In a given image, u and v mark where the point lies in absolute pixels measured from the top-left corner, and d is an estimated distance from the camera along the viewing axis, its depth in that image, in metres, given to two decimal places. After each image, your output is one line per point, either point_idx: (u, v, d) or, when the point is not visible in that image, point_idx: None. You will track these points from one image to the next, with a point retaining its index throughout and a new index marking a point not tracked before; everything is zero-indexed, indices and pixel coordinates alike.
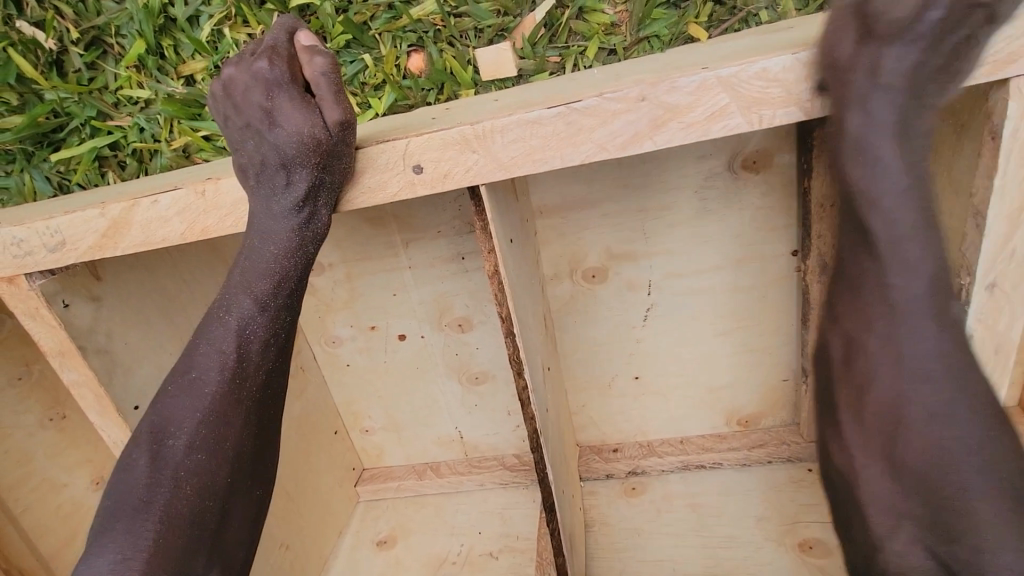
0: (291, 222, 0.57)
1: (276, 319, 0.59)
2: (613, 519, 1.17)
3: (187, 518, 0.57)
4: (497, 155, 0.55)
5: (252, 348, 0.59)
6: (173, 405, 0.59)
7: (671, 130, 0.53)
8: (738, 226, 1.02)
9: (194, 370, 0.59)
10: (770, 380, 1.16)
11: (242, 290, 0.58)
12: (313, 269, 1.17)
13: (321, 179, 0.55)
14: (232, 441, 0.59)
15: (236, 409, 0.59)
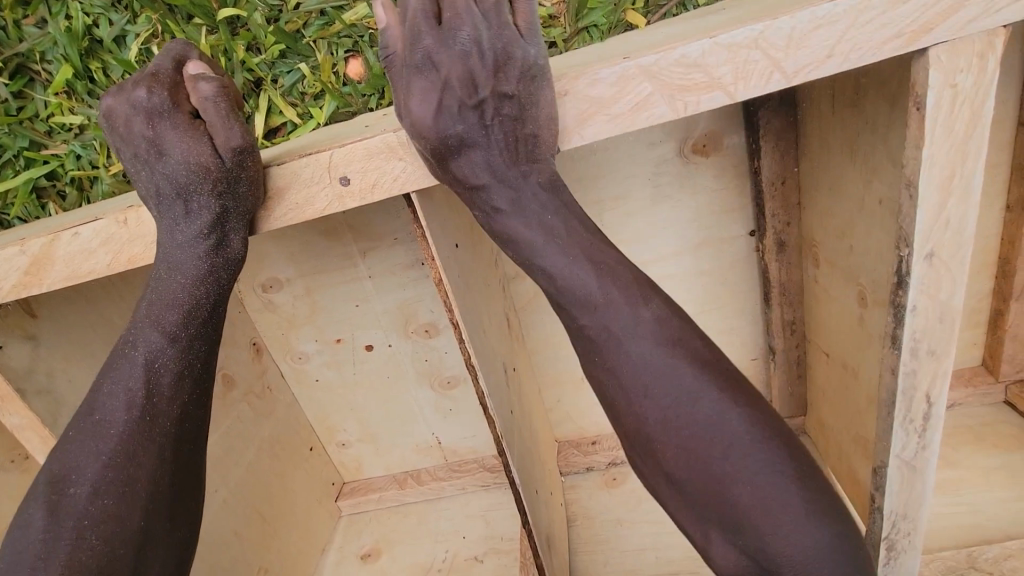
0: (195, 250, 0.56)
1: (190, 348, 0.58)
2: (595, 512, 1.17)
3: (93, 570, 0.51)
4: (424, 161, 0.54)
5: (162, 381, 0.57)
6: (76, 451, 0.55)
7: (598, 123, 0.52)
8: (693, 211, 1.02)
9: (99, 411, 0.56)
10: (740, 360, 1.17)
11: (149, 323, 0.57)
12: (271, 286, 1.14)
13: (221, 204, 0.55)
14: (145, 480, 0.55)
15: (146, 445, 0.56)
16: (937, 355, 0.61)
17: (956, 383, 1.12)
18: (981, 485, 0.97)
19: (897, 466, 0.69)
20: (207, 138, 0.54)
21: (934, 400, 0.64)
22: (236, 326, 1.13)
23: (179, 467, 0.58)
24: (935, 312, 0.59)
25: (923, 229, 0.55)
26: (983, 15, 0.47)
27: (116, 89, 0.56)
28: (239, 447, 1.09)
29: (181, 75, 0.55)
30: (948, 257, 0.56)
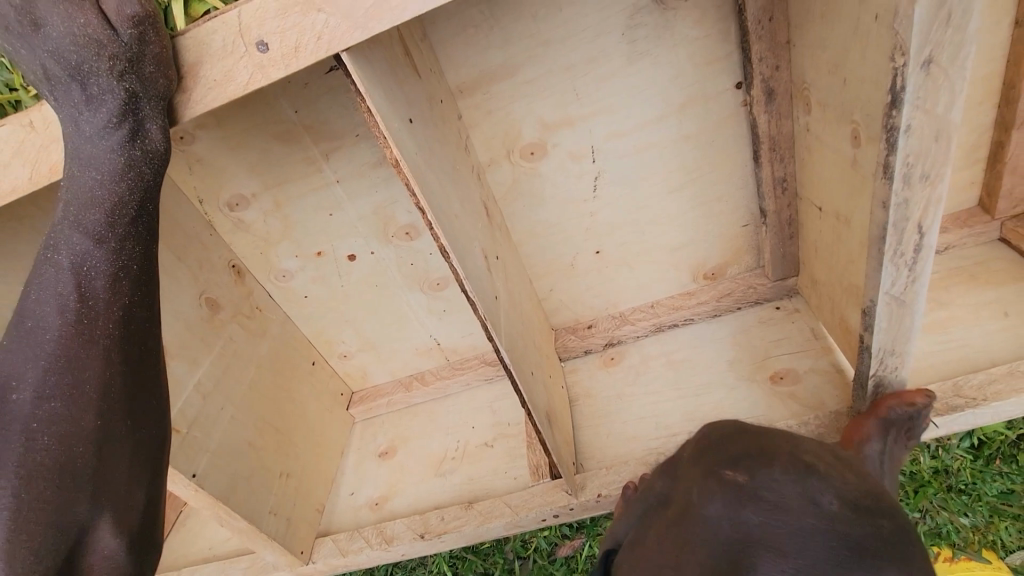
0: (108, 140, 0.57)
1: (121, 250, 0.58)
2: (596, 391, 1.22)
3: (50, 466, 0.53)
4: (348, 12, 0.51)
5: (96, 283, 0.57)
6: (9, 357, 0.55)
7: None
8: (674, 67, 0.94)
9: (33, 317, 0.57)
10: (732, 227, 1.14)
11: (71, 227, 0.57)
12: (238, 203, 1.09)
13: (126, 85, 0.55)
14: (93, 380, 0.56)
15: (91, 347, 0.56)
16: (931, 179, 0.57)
17: (952, 226, 1.10)
18: (972, 321, 0.99)
19: (886, 302, 0.68)
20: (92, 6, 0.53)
21: (926, 228, 0.61)
22: (209, 249, 1.10)
23: (132, 367, 0.59)
24: (930, 130, 0.54)
25: (922, 30, 0.49)
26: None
27: None
28: (238, 367, 1.09)
29: None
30: (947, 63, 0.50)
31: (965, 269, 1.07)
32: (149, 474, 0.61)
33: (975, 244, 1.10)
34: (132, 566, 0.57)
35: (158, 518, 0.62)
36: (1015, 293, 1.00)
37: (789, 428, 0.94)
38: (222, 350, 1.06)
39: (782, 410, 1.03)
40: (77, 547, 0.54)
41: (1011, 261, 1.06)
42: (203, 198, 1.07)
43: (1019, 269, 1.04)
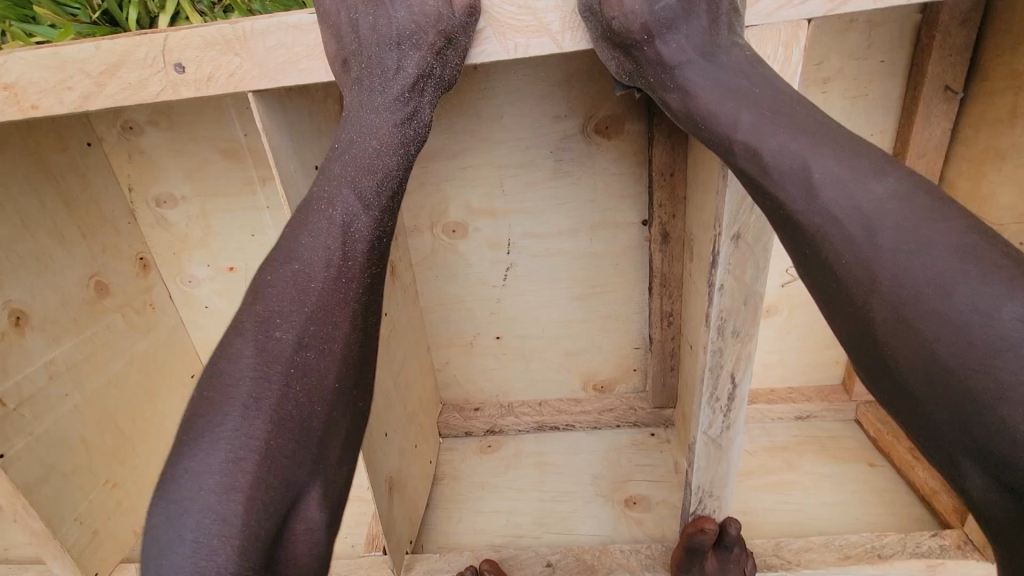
0: (394, 106, 0.51)
1: (382, 216, 0.52)
2: (462, 474, 1.21)
3: (292, 426, 0.46)
4: (260, 61, 0.53)
5: (359, 248, 0.50)
6: (278, 294, 0.48)
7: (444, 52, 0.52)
8: (592, 191, 1.05)
9: (296, 273, 0.50)
10: (623, 347, 1.22)
11: (264, 178, 0.51)
12: (165, 201, 1.12)
13: (453, 44, 0.50)
14: (343, 337, 0.50)
15: (344, 309, 0.50)
16: (741, 337, 0.65)
17: (815, 397, 1.19)
18: (811, 489, 1.05)
19: (703, 442, 0.73)
20: None
21: (738, 379, 0.68)
22: (121, 235, 1.10)
23: (366, 338, 0.54)
24: (740, 294, 0.63)
25: (731, 210, 0.58)
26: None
27: None
28: (104, 356, 1.05)
29: None
30: (751, 241, 0.60)
31: (818, 439, 1.15)
32: (349, 449, 0.54)
33: (832, 419, 1.18)
34: (328, 550, 0.50)
35: (344, 499, 0.54)
36: (855, 472, 1.07)
37: (621, 552, 0.94)
38: (91, 334, 1.02)
39: (625, 534, 1.03)
40: (291, 509, 0.47)
41: (860, 442, 1.13)
42: (133, 187, 1.10)
43: (863, 451, 1.11)
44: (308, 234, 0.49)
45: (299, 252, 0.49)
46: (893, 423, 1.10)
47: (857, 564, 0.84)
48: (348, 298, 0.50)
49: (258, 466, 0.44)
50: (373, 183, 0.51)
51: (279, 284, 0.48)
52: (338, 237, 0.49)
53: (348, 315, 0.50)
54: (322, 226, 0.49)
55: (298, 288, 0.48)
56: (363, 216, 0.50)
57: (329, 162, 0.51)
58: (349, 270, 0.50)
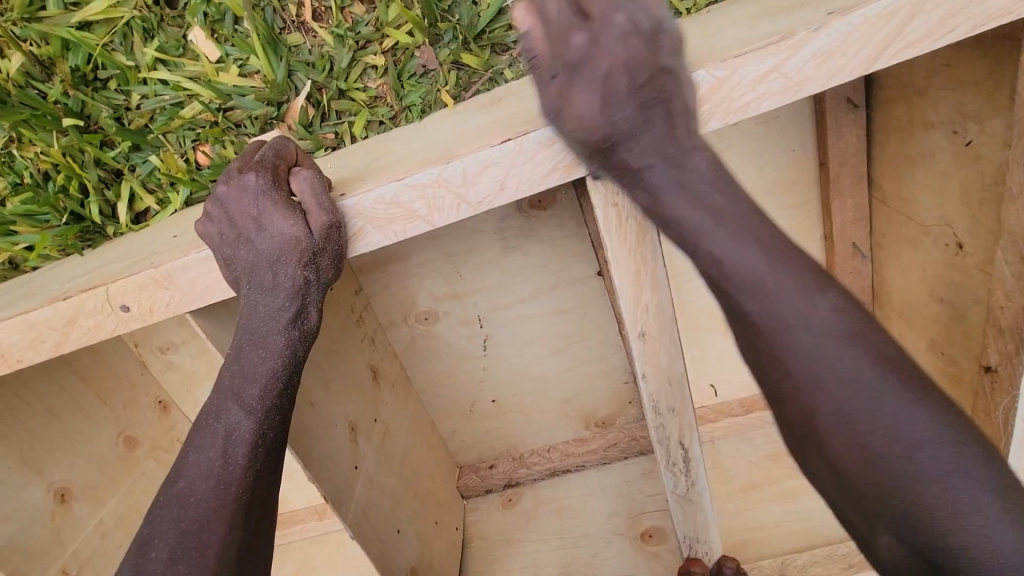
0: (280, 322, 0.54)
1: (271, 419, 0.53)
2: (490, 532, 1.29)
3: None
4: (188, 289, 0.61)
5: (238, 454, 0.51)
6: (158, 520, 0.49)
7: (370, 238, 0.58)
8: (542, 258, 1.10)
9: (182, 481, 0.50)
10: (613, 384, 1.26)
11: (231, 397, 0.53)
12: (167, 347, 1.22)
13: (309, 269, 0.53)
14: (214, 556, 0.48)
15: (220, 516, 0.49)
16: (678, 410, 0.70)
17: None
18: (816, 492, 1.08)
19: (675, 499, 0.78)
20: (289, 204, 0.53)
21: (688, 444, 0.73)
22: (137, 388, 1.21)
23: (252, 541, 0.51)
24: (664, 378, 0.67)
25: (630, 315, 0.62)
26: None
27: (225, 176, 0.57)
28: (147, 500, 1.16)
29: (286, 159, 0.57)
30: (657, 334, 0.64)
31: None
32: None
33: None
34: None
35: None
36: None
37: None
38: (130, 489, 1.13)
39: None
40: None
41: None
42: (137, 342, 1.22)
43: None
44: (195, 454, 0.52)
45: (184, 473, 0.51)
46: None
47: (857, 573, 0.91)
48: (226, 505, 0.50)
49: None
50: (256, 390, 0.53)
51: (166, 508, 0.50)
52: (219, 450, 0.51)
53: (225, 523, 0.49)
54: (207, 441, 0.52)
55: (179, 507, 0.50)
56: (245, 423, 0.51)
57: (220, 376, 0.55)
58: (228, 479, 0.50)
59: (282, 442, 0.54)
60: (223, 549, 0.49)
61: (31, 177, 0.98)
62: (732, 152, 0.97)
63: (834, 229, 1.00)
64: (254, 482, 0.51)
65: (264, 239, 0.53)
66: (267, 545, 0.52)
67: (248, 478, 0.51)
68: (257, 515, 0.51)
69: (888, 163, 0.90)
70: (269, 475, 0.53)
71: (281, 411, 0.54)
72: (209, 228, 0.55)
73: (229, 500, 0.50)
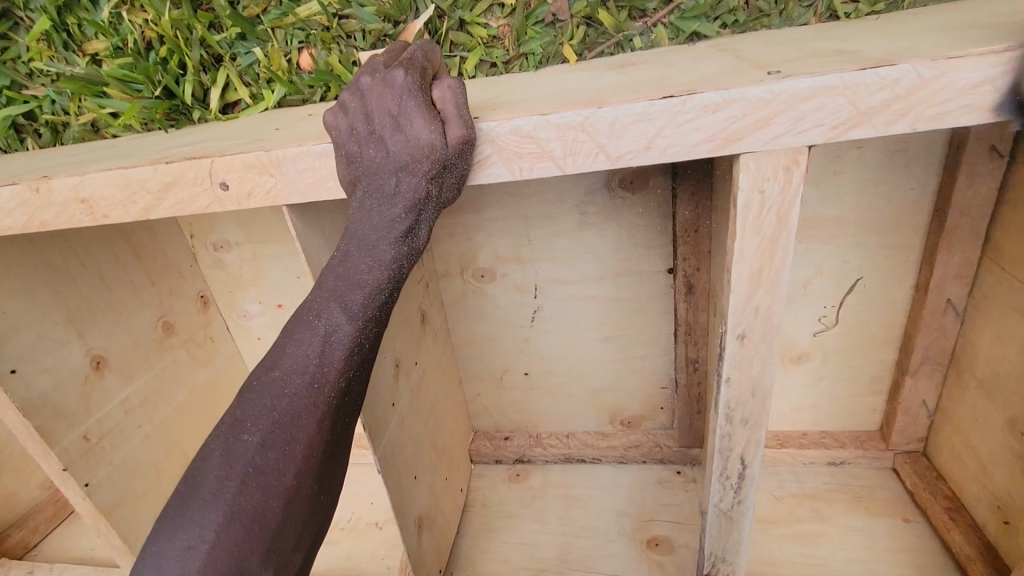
0: (391, 235, 0.54)
1: (367, 327, 0.54)
2: (492, 501, 1.27)
3: (248, 517, 0.53)
4: (292, 182, 0.59)
5: (335, 354, 0.54)
6: (256, 399, 0.54)
7: (494, 169, 0.55)
8: (615, 242, 1.07)
9: (282, 367, 0.55)
10: (651, 387, 1.23)
11: (333, 297, 0.54)
12: (221, 245, 1.22)
13: (431, 186, 0.52)
14: (304, 444, 0.54)
15: (313, 411, 0.54)
16: (750, 424, 0.66)
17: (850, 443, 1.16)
18: (838, 541, 1.04)
19: (714, 513, 0.75)
20: (426, 116, 0.51)
21: (748, 461, 0.70)
22: (183, 278, 1.22)
23: (334, 437, 0.57)
24: (748, 387, 0.64)
25: (735, 314, 0.59)
26: (850, 127, 0.48)
27: (365, 71, 0.55)
28: (171, 388, 1.17)
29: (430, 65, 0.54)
30: (757, 340, 0.60)
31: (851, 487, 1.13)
32: (307, 541, 0.58)
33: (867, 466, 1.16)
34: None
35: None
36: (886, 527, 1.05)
37: None
38: (157, 374, 1.14)
39: None
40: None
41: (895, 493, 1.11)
42: (194, 233, 1.21)
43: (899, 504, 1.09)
44: (294, 344, 0.55)
45: (282, 361, 0.55)
46: (933, 480, 1.06)
47: None
48: (319, 403, 0.54)
49: (207, 553, 0.51)
50: (359, 298, 0.54)
51: (263, 390, 0.55)
52: (318, 346, 0.54)
53: (316, 420, 0.54)
54: (306, 335, 0.54)
55: (276, 393, 0.54)
56: (345, 328, 0.53)
57: (325, 274, 0.56)
58: (323, 376, 0.54)
59: (373, 349, 0.56)
60: (312, 445, 0.55)
61: (134, 44, 0.96)
62: (846, 177, 0.92)
63: (931, 280, 0.94)
64: (346, 384, 0.55)
65: (394, 146, 0.52)
66: (345, 444, 0.59)
67: (341, 378, 0.54)
68: (343, 418, 0.57)
69: (1014, 224, 0.84)
70: (358, 378, 0.56)
71: (378, 321, 0.56)
72: (341, 119, 0.54)
73: (322, 398, 0.54)
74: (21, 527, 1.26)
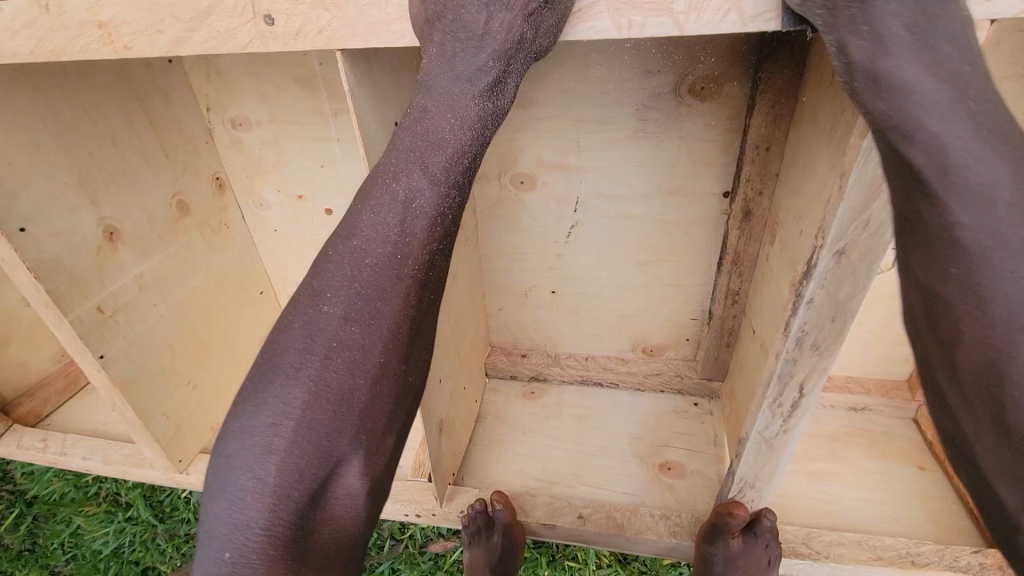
0: (476, 89, 0.47)
1: (450, 194, 0.50)
2: (506, 415, 1.27)
3: (336, 395, 0.49)
4: (351, 20, 0.50)
5: (417, 223, 0.49)
6: (333, 267, 0.50)
7: (598, 23, 0.46)
8: (673, 156, 0.98)
9: (359, 234, 0.50)
10: (680, 316, 1.19)
11: (412, 159, 0.49)
12: (240, 123, 1.12)
13: (527, 28, 0.45)
14: (391, 319, 0.50)
15: (396, 283, 0.50)
16: (821, 351, 0.62)
17: (875, 390, 1.14)
18: (852, 482, 1.05)
19: (757, 440, 0.73)
20: None
21: (807, 391, 0.66)
22: (200, 156, 1.13)
23: (420, 315, 0.52)
24: (830, 310, 0.59)
25: (838, 227, 0.53)
26: None
27: None
28: (185, 271, 1.11)
29: None
30: (855, 259, 0.54)
31: (869, 432, 1.13)
32: (395, 431, 0.54)
33: (887, 414, 1.15)
34: (365, 526, 0.51)
35: (392, 473, 0.55)
36: (900, 472, 1.06)
37: (651, 517, 1.00)
38: (171, 253, 1.07)
39: (656, 498, 1.09)
40: (328, 481, 0.49)
41: (911, 441, 1.11)
42: (210, 107, 1.11)
43: (915, 452, 1.09)
44: (370, 209, 0.49)
45: (360, 227, 0.50)
46: None
47: (883, 568, 0.88)
48: (403, 275, 0.50)
49: (295, 433, 0.47)
50: (442, 159, 0.48)
51: (342, 258, 0.50)
52: (398, 212, 0.49)
53: (401, 291, 0.50)
54: (385, 199, 0.49)
55: (356, 261, 0.49)
56: (428, 193, 0.49)
57: (400, 132, 0.50)
58: (404, 246, 0.49)
59: (456, 221, 0.52)
60: (399, 320, 0.51)
61: None
62: None
63: None
64: (429, 258, 0.51)
65: None
66: (430, 324, 0.55)
67: (425, 250, 0.50)
68: (427, 294, 0.52)
69: None
70: (439, 255, 0.52)
71: (461, 188, 0.50)
72: None
73: (406, 270, 0.50)
74: (32, 397, 1.24)
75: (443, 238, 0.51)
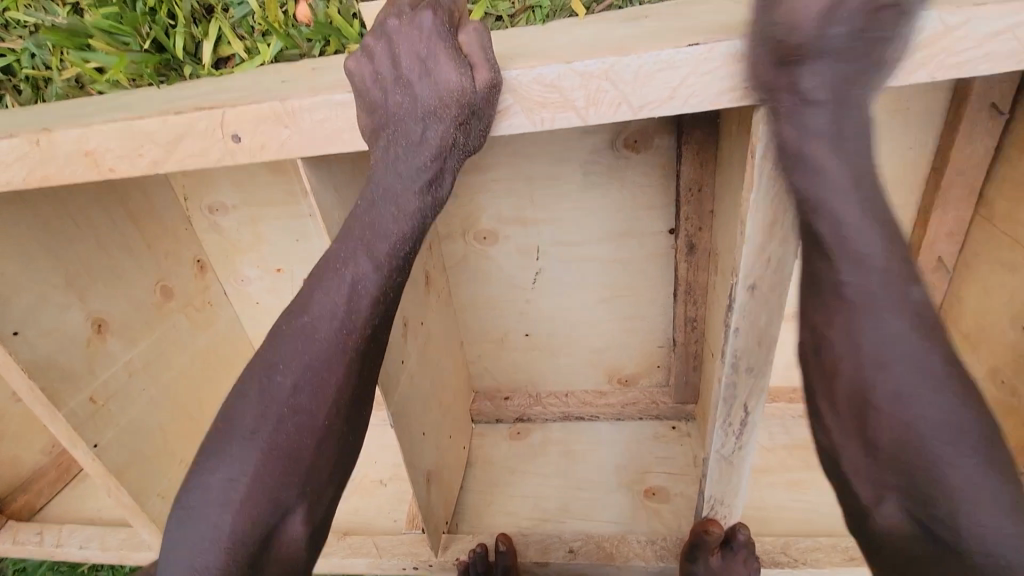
0: (415, 185, 0.55)
1: (393, 275, 0.56)
2: (494, 458, 1.31)
3: (284, 452, 0.56)
4: (308, 132, 0.58)
5: (362, 303, 0.55)
6: (286, 342, 0.56)
7: (518, 119, 0.55)
8: (619, 202, 1.07)
9: (309, 315, 0.56)
10: (648, 346, 1.26)
11: (359, 247, 0.55)
12: (217, 208, 1.19)
13: (457, 135, 0.53)
14: (334, 387, 0.56)
15: (341, 356, 0.56)
16: (756, 373, 0.69)
17: None
18: (825, 487, 1.10)
19: (717, 459, 0.79)
20: (456, 63, 0.51)
21: (751, 409, 0.73)
22: (181, 242, 1.20)
23: (363, 381, 0.58)
24: (755, 337, 0.66)
25: (747, 266, 0.61)
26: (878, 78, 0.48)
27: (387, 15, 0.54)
28: (172, 352, 1.16)
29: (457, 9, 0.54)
30: (766, 292, 0.63)
31: None
32: (339, 477, 0.61)
33: None
34: (311, 561, 0.58)
35: (332, 520, 0.61)
36: None
37: (638, 543, 1.04)
38: (159, 337, 1.13)
39: (643, 524, 1.13)
40: (275, 527, 0.55)
41: None
42: (187, 196, 1.18)
43: None
44: (320, 290, 0.56)
45: (310, 307, 0.56)
46: None
47: (857, 568, 0.93)
48: (348, 349, 0.56)
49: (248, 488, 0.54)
50: (385, 246, 0.55)
51: (294, 335, 0.56)
52: (345, 293, 0.55)
53: (344, 364, 0.56)
54: (333, 283, 0.55)
55: (306, 337, 0.56)
56: (372, 276, 0.55)
57: (349, 223, 0.57)
58: (349, 323, 0.55)
59: (398, 297, 0.58)
60: (341, 387, 0.57)
61: None
62: None
63: (925, 238, 0.98)
64: (371, 331, 0.57)
65: (422, 92, 0.52)
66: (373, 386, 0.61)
67: (368, 326, 0.56)
68: (368, 363, 0.58)
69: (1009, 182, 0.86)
70: (381, 328, 0.58)
71: (401, 269, 0.57)
72: (365, 64, 0.53)
73: (350, 345, 0.56)
74: (26, 491, 1.26)
75: (385, 314, 0.57)
